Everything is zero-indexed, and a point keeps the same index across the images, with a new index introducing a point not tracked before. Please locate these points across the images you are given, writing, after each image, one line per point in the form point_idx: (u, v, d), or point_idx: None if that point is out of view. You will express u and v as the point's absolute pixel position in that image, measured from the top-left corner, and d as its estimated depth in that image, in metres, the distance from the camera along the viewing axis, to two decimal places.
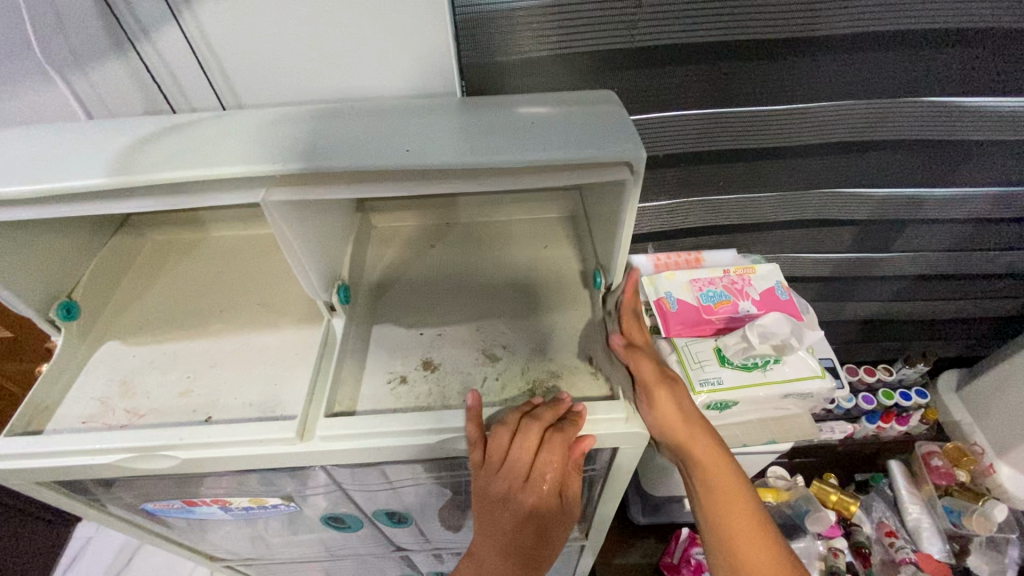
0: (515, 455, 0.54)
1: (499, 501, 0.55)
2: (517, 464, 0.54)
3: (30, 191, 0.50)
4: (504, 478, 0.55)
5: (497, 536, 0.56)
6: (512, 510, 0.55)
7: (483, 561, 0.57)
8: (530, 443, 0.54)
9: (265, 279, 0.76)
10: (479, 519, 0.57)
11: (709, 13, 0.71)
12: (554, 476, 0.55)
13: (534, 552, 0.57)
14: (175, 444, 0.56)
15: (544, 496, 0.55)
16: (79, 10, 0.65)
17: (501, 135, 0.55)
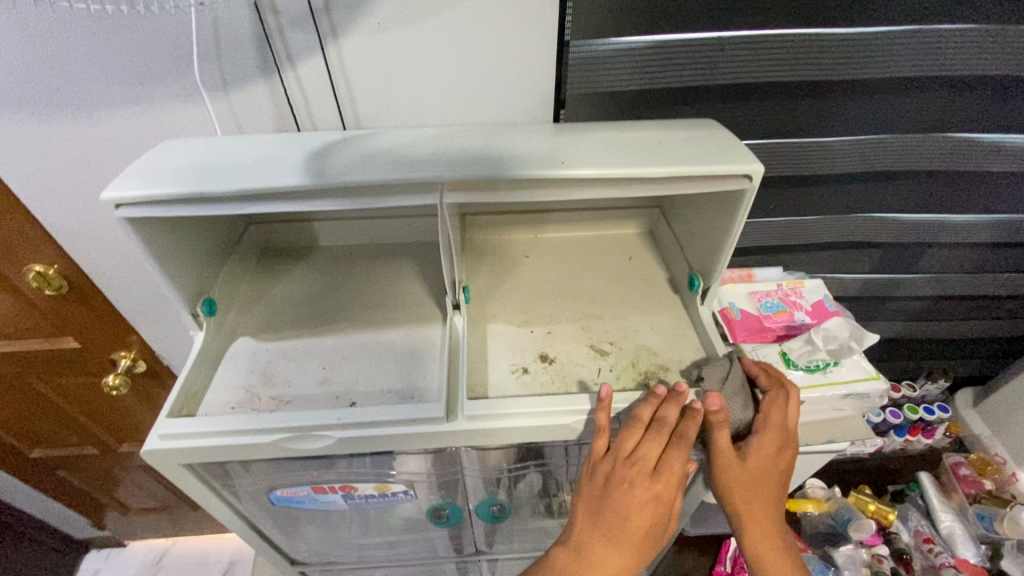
0: (647, 447, 0.61)
1: (622, 491, 0.60)
2: (646, 457, 0.60)
3: (231, 188, 0.57)
4: (631, 467, 0.61)
5: (610, 525, 0.60)
6: (634, 497, 0.60)
7: (593, 544, 0.61)
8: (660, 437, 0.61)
9: (376, 283, 0.83)
10: (594, 507, 0.61)
11: (777, 57, 0.83)
12: (676, 472, 0.61)
13: (644, 540, 0.61)
14: (333, 423, 0.61)
15: (665, 488, 0.61)
16: (239, 39, 0.74)
17: (629, 150, 0.64)
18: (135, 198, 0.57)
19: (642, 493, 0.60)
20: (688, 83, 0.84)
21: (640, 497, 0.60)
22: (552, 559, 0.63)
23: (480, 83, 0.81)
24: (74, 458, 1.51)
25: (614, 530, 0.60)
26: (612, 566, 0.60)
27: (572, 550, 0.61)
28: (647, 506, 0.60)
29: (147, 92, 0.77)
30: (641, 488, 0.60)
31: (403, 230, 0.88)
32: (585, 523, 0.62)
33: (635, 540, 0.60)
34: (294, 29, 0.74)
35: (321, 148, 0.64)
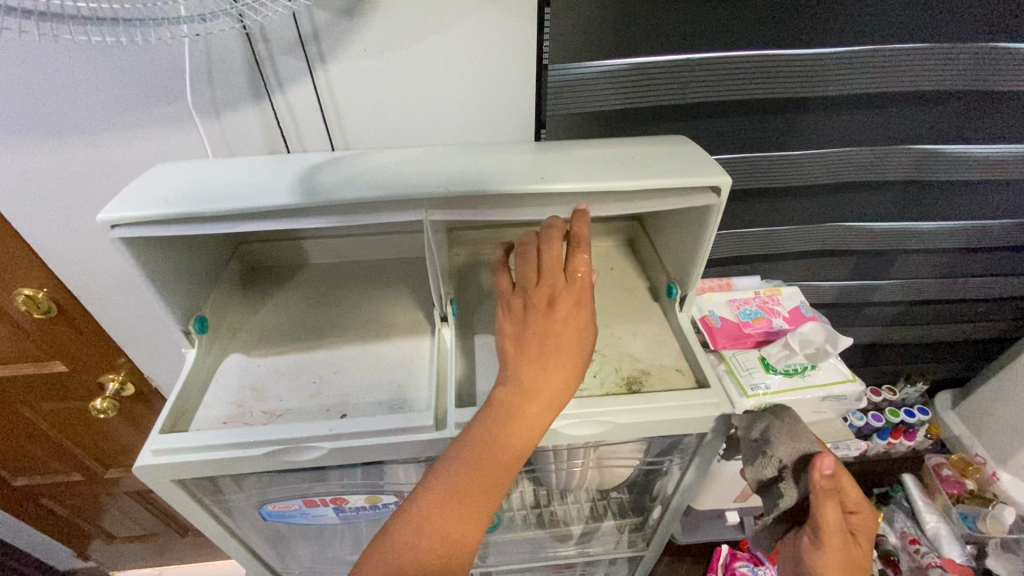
0: (553, 263, 0.60)
1: (539, 317, 0.58)
2: (554, 266, 0.59)
3: (225, 209, 0.59)
4: (541, 290, 0.59)
5: (538, 351, 0.58)
6: (549, 315, 0.58)
7: (522, 377, 0.57)
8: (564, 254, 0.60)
9: (364, 298, 0.85)
10: (521, 337, 0.59)
11: (745, 77, 0.88)
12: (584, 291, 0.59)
13: (570, 341, 0.58)
14: (324, 435, 0.63)
15: (578, 286, 0.59)
16: (230, 66, 0.77)
17: (605, 165, 0.67)
18: (130, 218, 0.59)
19: (559, 307, 0.58)
20: (662, 102, 0.89)
21: (552, 318, 0.58)
22: (491, 402, 0.58)
23: (463, 104, 0.85)
24: (59, 486, 1.48)
25: (544, 352, 0.57)
26: (546, 387, 0.57)
27: (509, 385, 0.57)
28: (566, 328, 0.58)
29: (139, 117, 0.79)
30: (555, 309, 0.58)
31: (391, 247, 0.91)
32: (513, 355, 0.58)
33: (564, 363, 0.58)
34: (284, 56, 0.77)
35: (310, 168, 0.66)
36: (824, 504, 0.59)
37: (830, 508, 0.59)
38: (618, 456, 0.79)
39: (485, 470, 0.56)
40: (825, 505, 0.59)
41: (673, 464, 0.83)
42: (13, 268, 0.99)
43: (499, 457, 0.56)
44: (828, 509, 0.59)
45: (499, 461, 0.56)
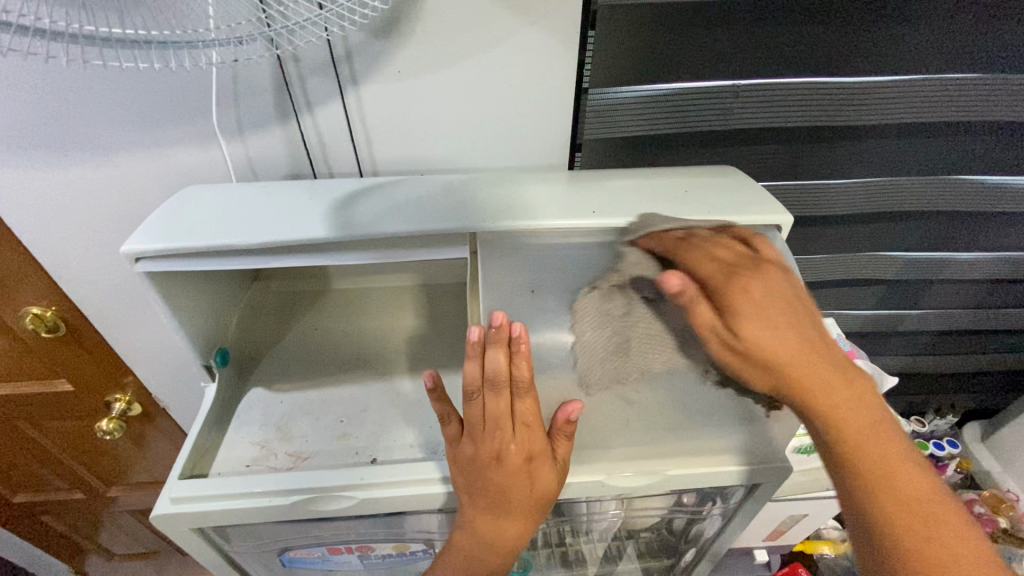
0: (504, 438, 0.53)
1: (476, 464, 0.55)
2: (496, 420, 0.53)
3: (257, 242, 0.55)
4: (488, 434, 0.53)
5: (518, 501, 0.56)
6: (497, 451, 0.54)
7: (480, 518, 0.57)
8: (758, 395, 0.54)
9: (389, 327, 0.81)
10: (469, 472, 0.55)
11: (792, 104, 0.84)
12: (785, 290, 0.52)
13: (509, 491, 0.55)
14: (356, 483, 0.59)
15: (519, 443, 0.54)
16: (257, 87, 0.74)
17: (657, 201, 0.65)
18: (155, 251, 0.55)
19: (511, 475, 0.55)
20: (703, 128, 0.85)
21: (546, 461, 0.55)
22: (466, 528, 0.58)
23: (498, 127, 0.81)
24: (59, 504, 1.43)
25: (495, 501, 0.56)
26: (506, 529, 0.57)
27: (472, 513, 0.57)
28: (483, 449, 0.54)
29: (161, 134, 0.76)
30: (515, 447, 0.54)
31: (414, 274, 0.86)
32: (474, 504, 0.57)
33: (509, 477, 0.55)
34: (315, 77, 0.74)
35: (345, 198, 0.63)
36: (749, 287, 0.51)
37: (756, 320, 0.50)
38: (650, 502, 0.76)
39: (483, 561, 0.58)
40: (739, 298, 0.51)
41: (711, 510, 0.79)
42: (7, 282, 0.88)
43: (500, 547, 0.58)
44: (747, 320, 0.50)
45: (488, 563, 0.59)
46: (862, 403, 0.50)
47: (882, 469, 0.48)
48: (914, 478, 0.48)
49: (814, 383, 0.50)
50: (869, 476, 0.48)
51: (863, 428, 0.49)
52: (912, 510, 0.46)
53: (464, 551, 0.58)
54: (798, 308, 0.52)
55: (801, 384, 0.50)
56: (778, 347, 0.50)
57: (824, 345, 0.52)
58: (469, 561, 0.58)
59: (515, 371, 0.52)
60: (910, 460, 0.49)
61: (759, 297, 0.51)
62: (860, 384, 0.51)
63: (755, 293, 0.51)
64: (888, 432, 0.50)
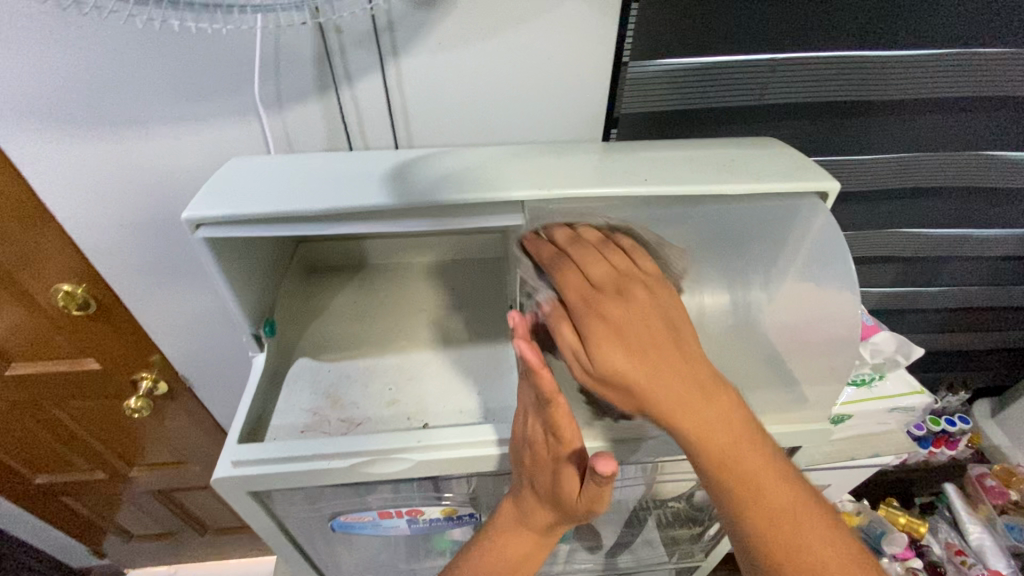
0: (537, 432, 0.57)
1: (519, 444, 0.59)
2: (531, 411, 0.57)
3: (314, 209, 0.56)
4: (529, 422, 0.58)
5: (545, 495, 0.60)
6: (531, 442, 0.58)
7: (520, 498, 0.62)
8: (583, 316, 0.56)
9: (426, 301, 0.82)
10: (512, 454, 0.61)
11: (825, 78, 0.85)
12: (651, 312, 0.56)
13: (541, 484, 0.59)
14: (412, 446, 0.60)
15: (545, 442, 0.57)
16: (298, 60, 0.74)
17: (704, 169, 0.66)
18: (215, 218, 0.56)
19: (542, 472, 0.58)
20: (736, 104, 0.86)
21: (572, 470, 0.57)
22: (508, 503, 0.64)
23: (533, 99, 0.82)
24: (83, 484, 1.44)
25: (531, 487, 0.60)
26: (536, 518, 0.62)
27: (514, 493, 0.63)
28: (523, 433, 0.58)
29: (199, 108, 0.77)
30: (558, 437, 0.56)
31: (449, 247, 0.87)
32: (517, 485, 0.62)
33: (540, 471, 0.58)
34: (355, 48, 0.74)
35: (396, 167, 0.63)
36: (605, 314, 0.55)
37: (607, 329, 0.55)
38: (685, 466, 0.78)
39: (514, 546, 0.63)
40: (598, 327, 0.55)
41: None
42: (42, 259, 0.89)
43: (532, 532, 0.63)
44: (614, 354, 0.54)
45: (516, 549, 0.63)
46: (741, 435, 0.53)
47: (753, 480, 0.51)
48: (781, 490, 0.51)
49: (693, 415, 0.52)
50: (749, 501, 0.51)
51: (757, 464, 0.52)
52: (789, 523, 0.50)
53: (505, 520, 0.64)
54: (663, 332, 0.55)
55: (684, 417, 0.52)
56: (659, 382, 0.52)
57: (693, 371, 0.54)
58: (502, 541, 0.63)
59: (539, 381, 0.53)
60: (774, 463, 0.52)
61: (620, 324, 0.55)
62: (709, 389, 0.54)
63: (612, 318, 0.56)
64: (769, 457, 0.52)
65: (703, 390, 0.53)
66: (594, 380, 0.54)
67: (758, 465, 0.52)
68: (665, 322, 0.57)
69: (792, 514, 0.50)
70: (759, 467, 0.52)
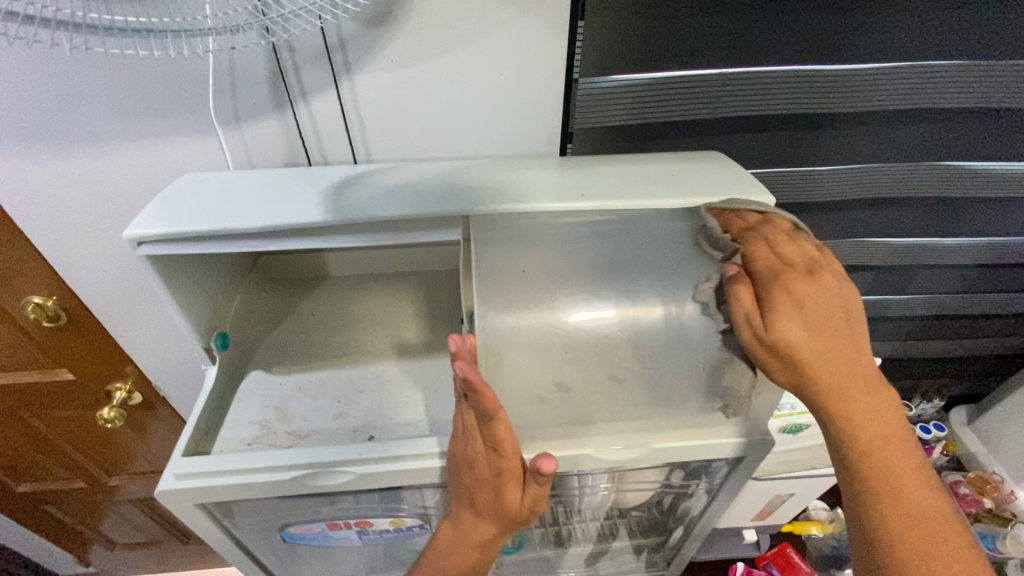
0: (476, 450, 0.57)
1: (456, 462, 0.59)
2: (470, 430, 0.57)
3: (253, 226, 0.57)
4: (466, 441, 0.57)
5: (484, 508, 0.60)
6: (469, 460, 0.58)
7: (458, 511, 0.63)
8: (768, 285, 0.53)
9: (383, 313, 0.83)
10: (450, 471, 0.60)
11: (777, 91, 0.86)
12: (838, 299, 0.53)
13: (480, 497, 0.60)
14: (354, 459, 0.61)
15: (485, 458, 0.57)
16: (254, 78, 0.76)
17: (645, 185, 0.67)
18: (157, 235, 0.57)
19: (482, 486, 0.59)
20: (690, 118, 0.87)
21: (512, 480, 0.58)
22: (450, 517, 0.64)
23: (488, 115, 0.83)
24: (63, 494, 1.45)
25: (470, 502, 0.61)
26: (477, 532, 0.62)
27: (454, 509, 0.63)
28: (461, 453, 0.58)
29: (159, 125, 0.78)
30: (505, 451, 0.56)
31: (408, 260, 0.88)
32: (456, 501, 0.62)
33: (480, 486, 0.59)
34: (309, 66, 0.75)
35: (340, 183, 0.65)
36: (795, 290, 0.52)
37: (786, 307, 0.52)
38: (638, 478, 0.79)
39: (459, 558, 0.64)
40: (784, 299, 0.52)
41: (699, 485, 0.82)
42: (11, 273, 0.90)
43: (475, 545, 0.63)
44: (790, 326, 0.51)
45: (461, 559, 0.64)
46: (890, 432, 0.53)
47: (896, 475, 0.52)
48: (925, 491, 0.51)
49: (850, 405, 0.52)
50: (886, 495, 0.51)
51: (894, 447, 0.52)
52: (927, 523, 0.50)
53: (445, 538, 0.65)
54: (846, 318, 0.53)
55: (836, 397, 0.52)
56: (823, 361, 0.51)
57: (864, 364, 0.53)
58: (446, 553, 0.64)
59: (480, 399, 0.52)
60: (920, 464, 0.53)
61: (809, 305, 0.52)
62: (870, 381, 0.53)
63: (801, 295, 0.53)
64: (907, 460, 0.52)
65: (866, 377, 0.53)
66: (764, 351, 0.53)
67: (898, 458, 0.52)
68: (845, 311, 0.54)
69: (921, 503, 0.51)
70: (904, 463, 0.52)
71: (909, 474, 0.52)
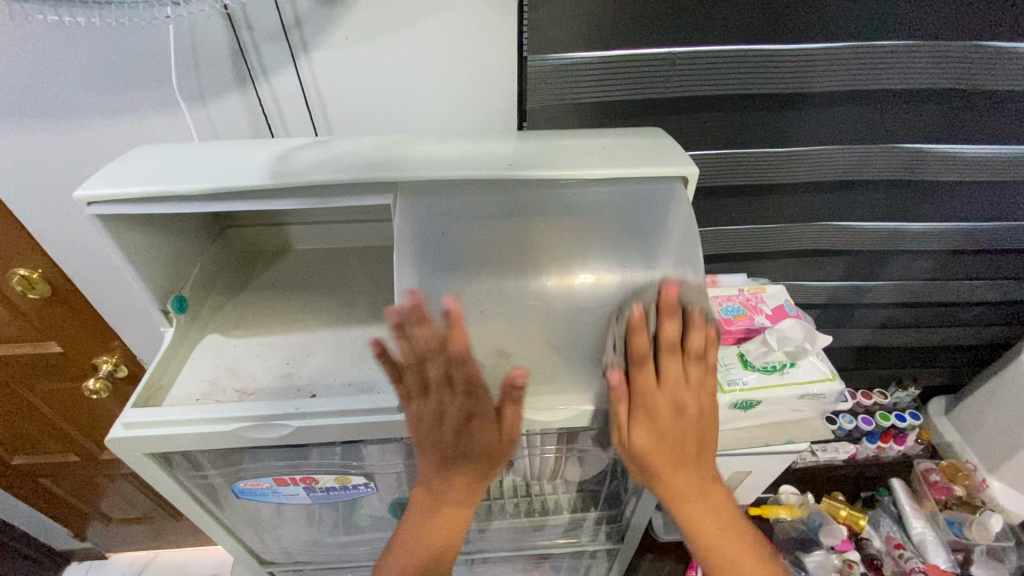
0: (450, 394, 0.61)
1: (428, 418, 0.61)
2: (441, 378, 0.60)
3: (195, 188, 0.61)
4: (437, 392, 0.61)
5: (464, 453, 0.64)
6: (442, 410, 0.61)
7: (437, 470, 0.65)
8: (638, 379, 0.62)
9: (340, 284, 0.86)
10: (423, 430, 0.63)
11: (729, 70, 0.87)
12: (692, 390, 0.62)
13: (457, 444, 0.63)
14: (292, 412, 0.64)
15: (460, 399, 0.61)
16: (216, 55, 0.79)
17: (579, 156, 0.69)
18: (107, 196, 0.60)
19: (457, 429, 0.62)
20: (642, 97, 0.89)
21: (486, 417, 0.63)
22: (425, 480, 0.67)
23: (442, 92, 0.86)
24: (55, 466, 1.50)
25: (448, 454, 0.64)
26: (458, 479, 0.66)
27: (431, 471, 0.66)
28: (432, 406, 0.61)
29: (131, 101, 0.82)
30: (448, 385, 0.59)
31: (368, 234, 0.91)
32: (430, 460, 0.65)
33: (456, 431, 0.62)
34: (267, 43, 0.79)
35: (286, 151, 0.68)
36: (650, 401, 0.61)
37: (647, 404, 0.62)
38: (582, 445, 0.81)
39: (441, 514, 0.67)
40: (647, 397, 0.61)
41: None
42: None
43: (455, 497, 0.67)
44: (641, 436, 0.62)
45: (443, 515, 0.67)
46: (711, 489, 0.66)
47: (715, 538, 0.65)
48: (738, 542, 0.66)
49: (681, 481, 0.64)
50: (709, 548, 0.65)
51: (713, 514, 0.66)
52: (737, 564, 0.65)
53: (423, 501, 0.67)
54: (696, 418, 0.63)
55: (666, 480, 0.64)
56: (662, 456, 0.63)
57: (699, 444, 0.65)
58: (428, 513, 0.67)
59: (448, 335, 0.58)
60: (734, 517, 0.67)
61: (659, 425, 0.62)
62: (699, 456, 0.66)
63: (657, 407, 0.62)
64: (729, 517, 0.66)
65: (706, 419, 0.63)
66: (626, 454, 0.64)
67: (716, 518, 0.66)
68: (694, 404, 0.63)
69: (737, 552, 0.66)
70: (723, 518, 0.66)
71: (729, 531, 0.66)
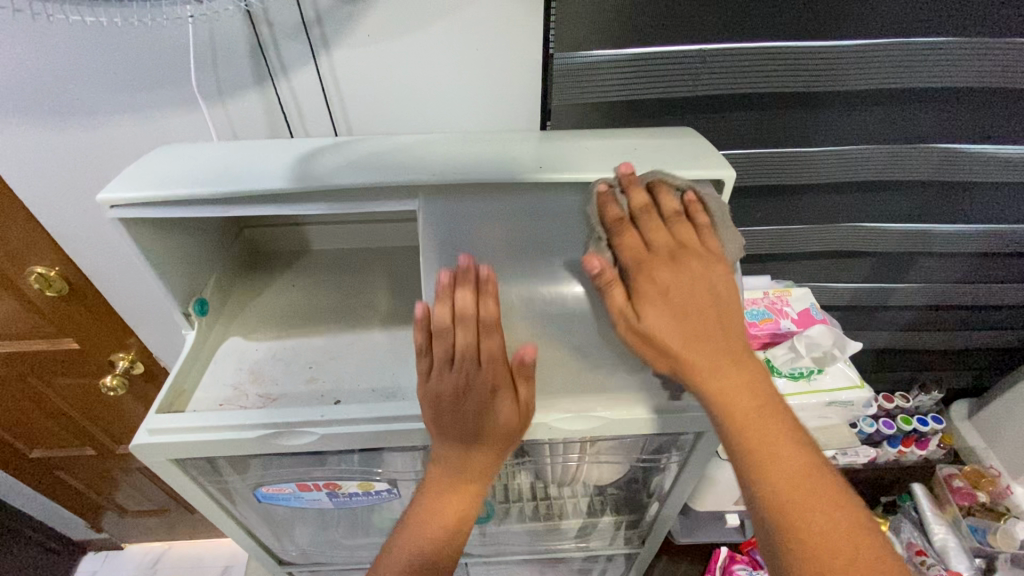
0: (468, 373, 0.59)
1: (443, 399, 0.60)
2: (462, 355, 0.58)
3: (218, 193, 0.59)
4: (454, 373, 0.59)
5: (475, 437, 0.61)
6: (458, 387, 0.59)
7: (448, 451, 0.63)
8: (631, 251, 0.59)
9: (360, 285, 0.85)
10: (435, 414, 0.61)
11: (760, 68, 0.85)
12: (693, 262, 0.59)
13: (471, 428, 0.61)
14: (317, 420, 0.63)
15: (477, 380, 0.59)
16: (235, 53, 0.78)
17: (609, 158, 0.67)
18: (128, 199, 0.59)
19: (471, 412, 0.60)
20: (670, 95, 0.86)
21: (504, 399, 0.60)
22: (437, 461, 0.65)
23: (465, 91, 0.84)
24: (72, 460, 1.51)
25: (462, 437, 0.62)
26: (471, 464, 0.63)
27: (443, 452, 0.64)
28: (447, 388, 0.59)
29: (148, 98, 0.81)
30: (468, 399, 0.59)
31: (387, 234, 0.90)
32: (440, 441, 0.63)
33: (471, 412, 0.60)
34: (287, 40, 0.77)
35: (309, 153, 0.66)
36: (655, 275, 0.58)
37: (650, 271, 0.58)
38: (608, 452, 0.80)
39: (453, 497, 0.65)
40: (646, 273, 0.58)
41: (670, 460, 0.82)
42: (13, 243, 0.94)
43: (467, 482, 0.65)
44: (654, 307, 0.56)
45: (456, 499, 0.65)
46: (768, 413, 0.55)
47: (786, 472, 0.52)
48: (810, 468, 0.52)
49: (719, 382, 0.55)
50: (774, 475, 0.52)
51: (769, 427, 0.54)
52: (815, 492, 0.51)
53: (435, 486, 0.65)
54: (707, 290, 0.58)
55: (702, 371, 0.55)
56: (690, 339, 0.56)
57: (726, 340, 0.57)
58: (440, 496, 0.65)
59: (481, 308, 0.58)
60: (798, 434, 0.55)
61: (671, 293, 0.57)
62: (738, 356, 0.57)
63: (662, 277, 0.58)
64: (801, 453, 0.53)
65: (733, 356, 0.56)
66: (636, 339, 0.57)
67: (774, 431, 0.54)
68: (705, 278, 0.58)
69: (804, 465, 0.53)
70: (777, 409, 0.55)
71: (793, 456, 0.53)
